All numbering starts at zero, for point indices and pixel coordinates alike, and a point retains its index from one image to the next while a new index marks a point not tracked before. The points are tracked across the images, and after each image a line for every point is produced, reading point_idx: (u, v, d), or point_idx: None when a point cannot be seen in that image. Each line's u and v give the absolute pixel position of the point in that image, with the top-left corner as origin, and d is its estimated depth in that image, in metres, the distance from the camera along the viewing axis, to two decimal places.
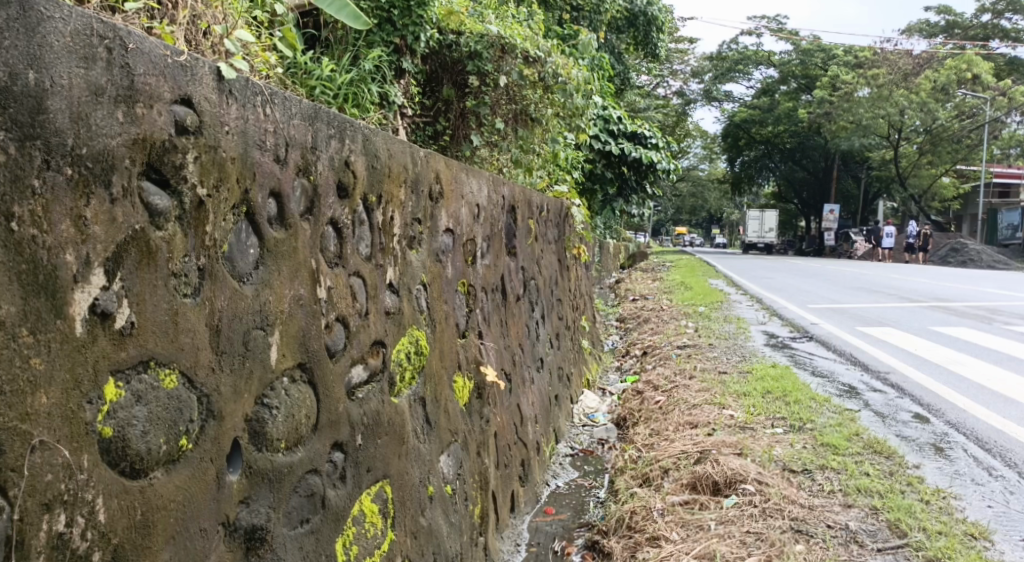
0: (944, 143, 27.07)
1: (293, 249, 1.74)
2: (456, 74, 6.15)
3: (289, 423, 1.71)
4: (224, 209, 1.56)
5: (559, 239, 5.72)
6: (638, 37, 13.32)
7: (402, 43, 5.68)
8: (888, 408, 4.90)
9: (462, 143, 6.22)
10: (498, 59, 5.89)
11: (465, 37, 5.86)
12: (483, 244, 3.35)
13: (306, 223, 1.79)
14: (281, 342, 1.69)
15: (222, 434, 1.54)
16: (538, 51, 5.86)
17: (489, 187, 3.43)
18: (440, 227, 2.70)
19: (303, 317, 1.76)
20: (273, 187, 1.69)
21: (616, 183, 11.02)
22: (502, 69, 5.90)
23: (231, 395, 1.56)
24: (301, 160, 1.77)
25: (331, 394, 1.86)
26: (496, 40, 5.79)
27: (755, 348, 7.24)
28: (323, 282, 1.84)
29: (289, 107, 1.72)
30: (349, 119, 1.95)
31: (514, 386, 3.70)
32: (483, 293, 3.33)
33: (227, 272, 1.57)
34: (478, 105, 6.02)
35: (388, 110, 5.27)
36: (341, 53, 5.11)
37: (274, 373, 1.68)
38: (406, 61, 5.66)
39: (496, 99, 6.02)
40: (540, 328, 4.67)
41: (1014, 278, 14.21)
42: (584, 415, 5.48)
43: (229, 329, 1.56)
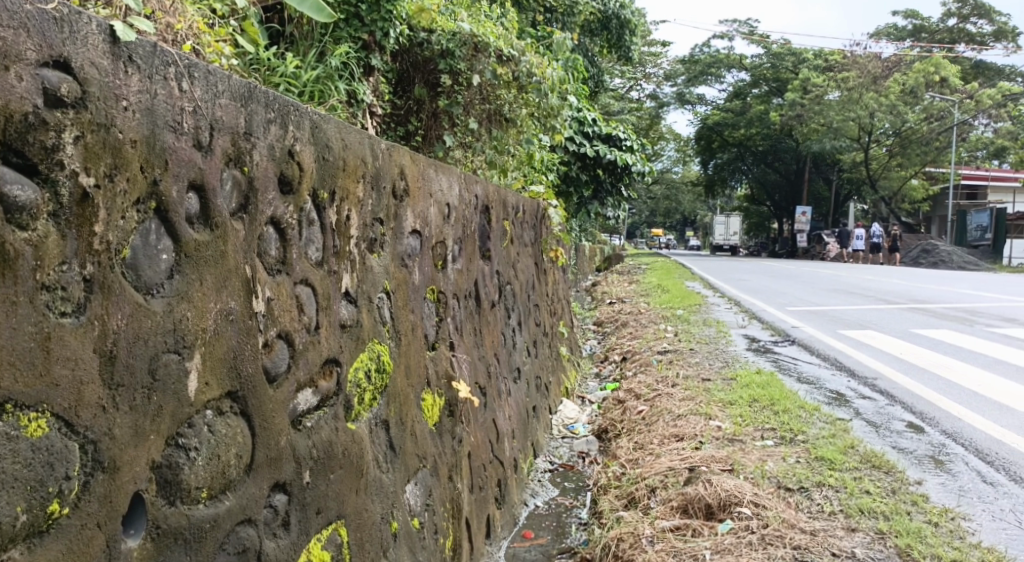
0: (914, 146, 27.22)
1: (221, 253, 1.48)
2: (428, 73, 5.81)
3: (212, 466, 1.45)
4: (121, 204, 1.29)
5: (536, 242, 5.45)
6: (611, 40, 13.12)
7: (371, 39, 5.27)
8: (881, 417, 4.68)
9: (434, 144, 5.98)
10: (471, 58, 5.62)
11: (437, 34, 5.54)
12: (455, 247, 3.08)
13: (238, 223, 1.52)
14: (202, 368, 1.43)
15: (115, 488, 1.27)
16: (511, 49, 5.68)
17: (461, 184, 3.17)
18: (406, 227, 2.44)
19: (233, 336, 1.50)
20: (192, 179, 1.42)
21: (592, 185, 10.79)
22: (475, 68, 5.64)
23: (129, 439, 1.29)
24: (229, 146, 1.51)
25: (270, 426, 1.59)
26: (469, 38, 5.52)
27: (737, 353, 7.01)
28: (261, 293, 1.58)
29: (213, 83, 1.46)
30: (293, 100, 1.69)
31: (490, 400, 3.44)
32: (456, 300, 3.07)
33: (129, 284, 1.31)
34: (451, 105, 5.78)
35: (358, 109, 4.97)
36: (306, 49, 4.82)
37: (193, 407, 1.41)
38: (375, 58, 5.29)
39: (470, 99, 5.82)
40: (516, 335, 4.41)
41: (986, 278, 14.19)
42: (564, 426, 5.23)
43: (129, 356, 1.29)
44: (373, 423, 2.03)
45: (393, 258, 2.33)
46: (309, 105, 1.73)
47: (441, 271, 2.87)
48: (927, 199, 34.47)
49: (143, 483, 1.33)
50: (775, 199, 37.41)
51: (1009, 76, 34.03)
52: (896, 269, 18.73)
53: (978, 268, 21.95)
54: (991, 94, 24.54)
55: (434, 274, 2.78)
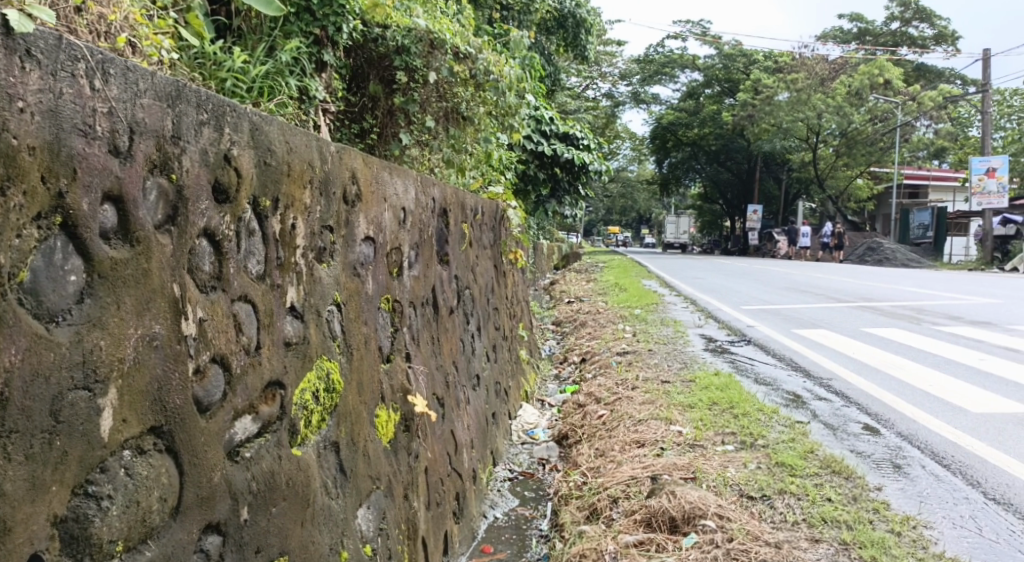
0: (859, 146, 27.64)
1: (143, 272, 1.35)
2: (384, 70, 5.61)
3: (129, 515, 1.33)
4: (16, 220, 1.17)
5: (494, 243, 5.32)
6: (568, 39, 13.03)
7: (323, 34, 5.10)
8: (837, 419, 4.53)
9: (390, 142, 5.80)
10: (427, 55, 5.47)
11: (391, 30, 5.36)
12: (411, 252, 2.94)
13: (164, 237, 1.40)
14: (118, 404, 1.31)
15: (7, 550, 1.15)
16: (468, 46, 5.58)
17: (418, 185, 3.02)
18: (358, 234, 2.30)
19: (158, 364, 1.38)
20: (107, 189, 1.30)
21: (549, 184, 10.70)
22: (432, 66, 5.50)
23: (24, 493, 1.18)
24: (153, 151, 1.38)
25: (200, 461, 1.47)
26: (425, 34, 5.37)
27: (696, 354, 6.93)
28: (192, 314, 1.46)
29: (132, 82, 1.34)
30: (230, 101, 1.55)
31: (447, 410, 3.30)
32: (411, 308, 2.93)
33: (25, 312, 1.19)
34: (407, 102, 5.59)
35: (309, 105, 4.79)
36: (255, 43, 4.60)
37: (105, 449, 1.30)
38: (327, 53, 5.11)
39: (426, 96, 5.68)
40: (475, 340, 4.27)
41: (934, 277, 14.35)
42: (524, 432, 5.11)
43: (24, 395, 1.17)
44: (322, 447, 1.89)
45: (344, 267, 2.18)
46: (250, 105, 1.59)
47: (397, 278, 2.72)
48: (874, 197, 35.03)
49: (43, 543, 1.21)
50: (728, 198, 37.73)
51: (951, 78, 34.72)
52: (844, 267, 18.94)
53: (922, 265, 22.33)
54: (934, 96, 25.00)
55: (390, 282, 2.63)
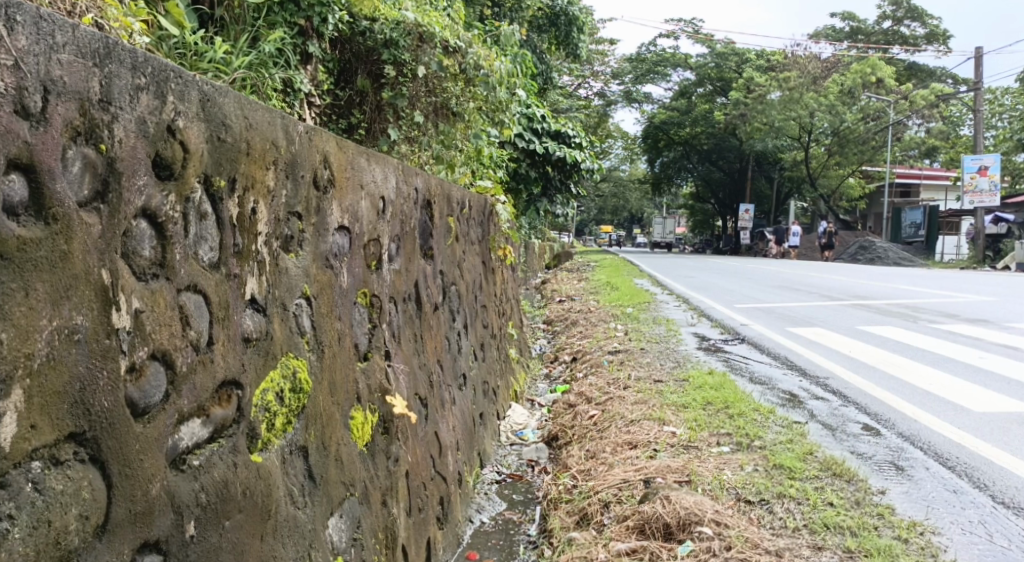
0: (851, 145, 27.56)
1: (61, 254, 1.21)
2: (372, 64, 5.44)
3: (37, 538, 1.17)
4: None
5: (482, 239, 5.16)
6: (559, 37, 12.90)
7: (308, 26, 4.93)
8: (836, 419, 4.37)
9: (378, 137, 5.61)
10: (416, 48, 5.35)
11: (380, 23, 5.25)
12: (391, 245, 2.78)
13: (88, 216, 1.26)
14: (27, 406, 1.16)
15: None
16: (458, 40, 5.43)
17: (398, 172, 2.86)
18: (331, 221, 2.15)
19: (81, 360, 1.24)
20: (13, 158, 1.16)
21: (541, 182, 10.54)
22: (421, 60, 5.36)
23: None
24: (76, 115, 1.24)
25: (134, 471, 1.32)
26: (413, 28, 5.25)
27: (689, 353, 6.79)
28: (126, 303, 1.32)
29: (49, 34, 1.20)
30: (174, 66, 1.41)
31: (431, 411, 3.14)
32: (391, 303, 2.76)
33: None
34: (395, 97, 5.46)
35: (294, 98, 4.63)
36: (237, 34, 4.44)
37: (8, 461, 1.14)
38: (312, 45, 4.95)
39: (415, 92, 5.52)
40: (461, 339, 4.12)
41: (928, 275, 14.25)
42: (512, 432, 4.95)
43: None
44: (289, 452, 1.74)
45: (315, 257, 2.03)
46: (198, 74, 1.45)
47: (376, 271, 2.58)
48: (864, 197, 35.05)
49: None
50: (718, 197, 37.65)
51: (940, 77, 34.73)
52: (835, 265, 18.89)
53: (913, 264, 22.28)
54: (924, 95, 24.97)
55: (367, 274, 2.48)
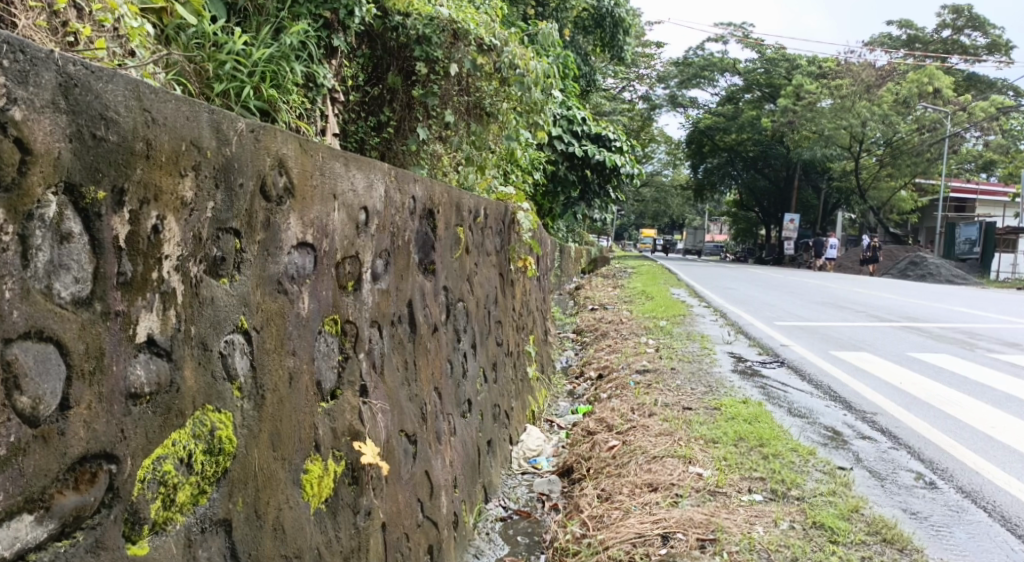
0: (905, 155, 26.69)
1: None
2: (403, 60, 5.12)
3: None
4: None
5: (501, 249, 4.82)
6: (605, 39, 12.44)
7: (333, 18, 4.63)
8: (884, 465, 4.02)
9: (407, 137, 5.27)
10: (449, 44, 5.03)
11: (412, 18, 4.91)
12: (376, 261, 2.44)
13: None
14: None
15: None
16: (494, 38, 5.05)
17: (388, 177, 2.50)
18: (289, 236, 1.81)
19: None
20: None
21: (579, 186, 10.17)
22: (453, 57, 5.03)
23: None
24: None
25: None
26: (448, 24, 4.91)
27: (722, 375, 6.35)
28: None
29: None
30: (11, 38, 1.22)
31: (422, 448, 2.78)
32: (374, 328, 2.42)
33: None
34: (426, 95, 5.11)
35: (316, 93, 4.32)
36: (260, 26, 4.12)
37: None
38: (337, 38, 4.63)
39: (447, 90, 5.18)
40: (468, 359, 3.77)
41: (986, 296, 13.51)
42: (525, 460, 4.64)
43: None
44: (200, 530, 1.55)
45: (260, 279, 1.70)
46: (52, 52, 1.28)
47: (355, 290, 2.23)
48: (915, 210, 34.02)
49: None
50: (763, 205, 36.81)
51: (1001, 89, 33.58)
52: (884, 281, 18.19)
53: (967, 282, 21.47)
54: (984, 107, 24.09)
55: (341, 297, 2.13)
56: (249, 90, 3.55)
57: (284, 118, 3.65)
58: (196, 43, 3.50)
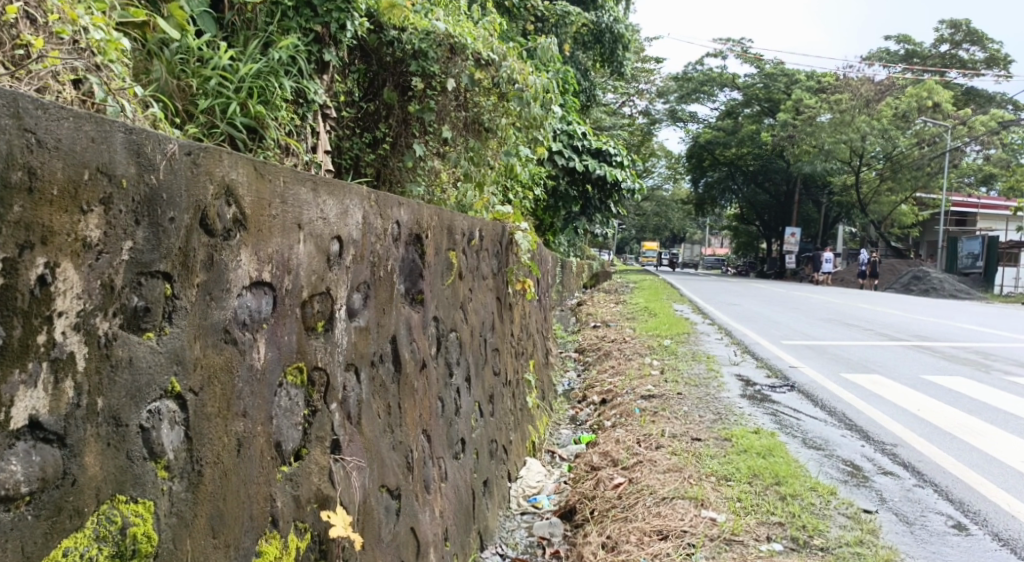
0: (905, 169, 26.48)
1: None
2: (400, 75, 4.82)
3: None
4: None
5: (498, 272, 4.56)
6: (604, 54, 12.21)
7: (324, 32, 4.24)
8: (912, 508, 3.75)
9: (404, 154, 4.96)
10: (446, 59, 4.78)
11: (408, 32, 4.65)
12: (354, 296, 2.17)
13: None
14: None
15: None
16: (492, 52, 4.85)
17: (366, 201, 2.23)
18: (240, 276, 1.62)
19: None
20: None
21: (580, 201, 9.90)
22: (450, 73, 4.79)
23: None
24: None
25: None
26: (444, 38, 4.67)
27: (731, 401, 6.05)
28: None
29: None
30: None
31: (407, 502, 2.52)
32: (350, 373, 2.14)
33: None
34: (423, 111, 4.88)
35: (306, 109, 4.02)
36: (248, 40, 3.83)
37: None
38: (329, 53, 4.28)
39: (444, 105, 4.93)
40: (461, 395, 3.48)
41: (996, 314, 13.19)
42: (524, 498, 4.37)
43: None
44: None
45: (200, 329, 1.54)
46: None
47: (326, 331, 1.96)
48: (916, 224, 33.76)
49: None
50: (764, 219, 36.52)
51: (1000, 102, 33.39)
52: (888, 296, 17.87)
53: (970, 297, 21.19)
54: (983, 121, 23.92)
55: (307, 339, 1.86)
56: (235, 106, 3.25)
57: (275, 136, 3.37)
58: (180, 60, 3.20)
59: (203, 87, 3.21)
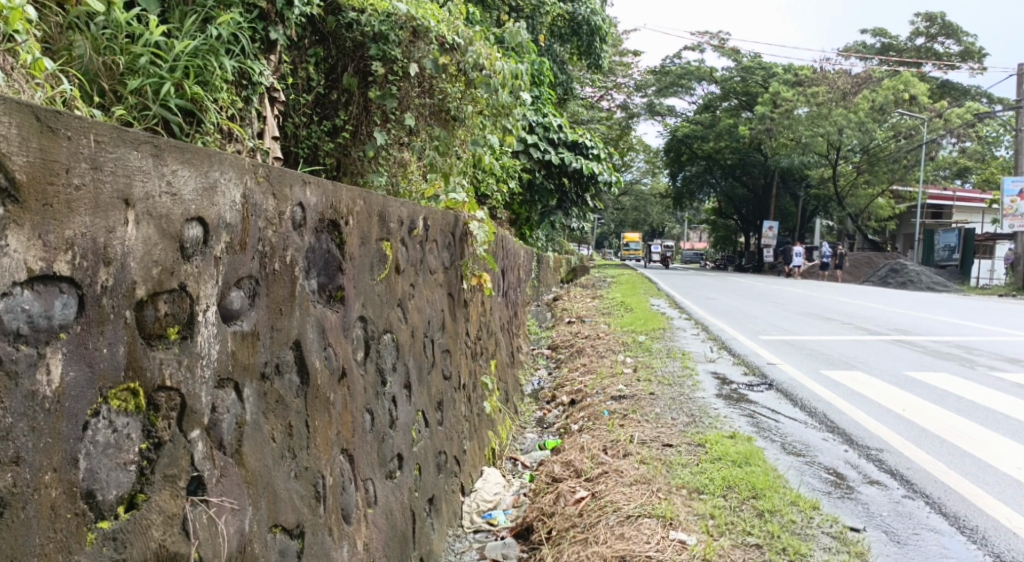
0: (881, 163, 26.44)
1: None
2: (360, 60, 4.38)
3: None
4: None
5: (450, 265, 4.14)
6: (581, 47, 11.80)
7: (269, 7, 3.77)
8: (902, 523, 3.38)
9: (365, 144, 4.46)
10: (408, 42, 4.35)
11: (367, 13, 4.21)
12: (235, 294, 1.78)
13: None
14: None
15: None
16: (457, 36, 4.41)
17: (249, 173, 1.82)
18: (12, 266, 1.33)
19: None
20: None
21: (556, 195, 9.46)
22: (412, 57, 4.36)
23: None
24: None
25: None
26: (406, 20, 4.26)
27: (706, 402, 5.66)
28: None
29: None
30: None
31: (317, 540, 2.12)
32: (224, 391, 1.73)
33: None
34: (384, 97, 4.40)
35: (252, 93, 3.52)
36: (184, 17, 3.23)
37: None
38: (275, 31, 3.79)
39: (406, 91, 4.47)
40: (399, 405, 3.06)
41: (982, 307, 12.83)
42: (478, 514, 3.95)
43: None
44: None
45: None
46: None
47: (182, 339, 1.61)
48: (893, 216, 33.61)
49: None
50: (742, 213, 36.30)
51: (974, 96, 33.29)
52: (869, 289, 17.53)
53: (947, 289, 20.91)
54: (959, 113, 23.70)
55: (145, 350, 1.53)
56: (170, 87, 2.71)
57: (214, 119, 2.83)
58: (107, 36, 2.58)
59: (135, 65, 2.60)
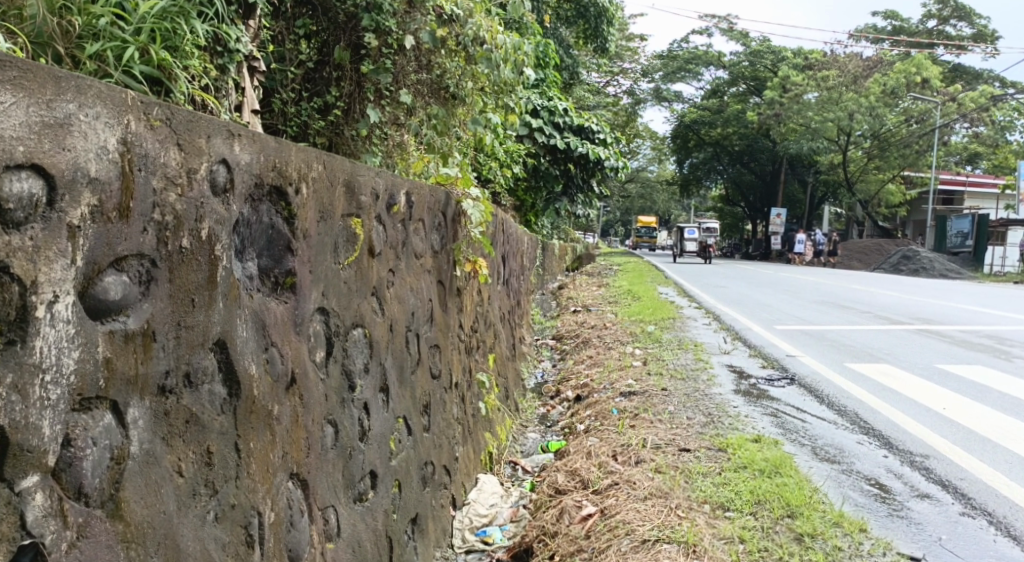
0: (892, 148, 25.90)
1: None
2: (353, 32, 3.74)
3: None
4: None
5: (439, 249, 3.63)
6: (588, 30, 11.27)
7: None
8: (967, 552, 2.89)
9: (358, 123, 3.79)
10: (403, 13, 3.78)
11: None
12: (114, 279, 1.33)
13: None
14: None
15: None
16: (456, 7, 3.82)
17: (130, 111, 1.34)
18: None
19: None
20: None
21: (562, 180, 8.93)
22: (408, 29, 3.78)
23: None
24: None
25: None
26: None
27: (724, 399, 5.16)
28: None
29: None
30: None
31: None
32: (88, 416, 1.29)
33: None
34: (376, 73, 3.75)
35: (227, 61, 2.86)
36: None
37: None
38: None
39: (402, 65, 3.89)
40: (372, 413, 2.56)
41: (1004, 294, 12.28)
42: (470, 531, 3.47)
43: None
44: None
45: None
46: None
47: (7, 344, 1.17)
48: (904, 202, 33.02)
49: None
50: (750, 200, 35.74)
51: (986, 80, 32.57)
52: (883, 277, 16.97)
53: (960, 276, 20.36)
54: (974, 97, 23.05)
55: None
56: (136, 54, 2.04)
57: (185, 92, 2.19)
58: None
59: (95, 27, 1.94)
